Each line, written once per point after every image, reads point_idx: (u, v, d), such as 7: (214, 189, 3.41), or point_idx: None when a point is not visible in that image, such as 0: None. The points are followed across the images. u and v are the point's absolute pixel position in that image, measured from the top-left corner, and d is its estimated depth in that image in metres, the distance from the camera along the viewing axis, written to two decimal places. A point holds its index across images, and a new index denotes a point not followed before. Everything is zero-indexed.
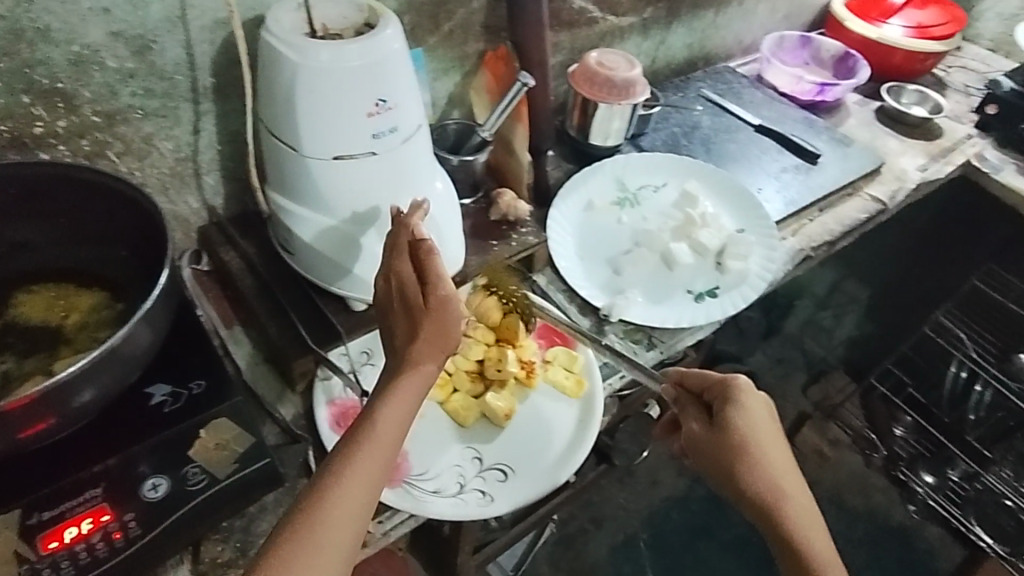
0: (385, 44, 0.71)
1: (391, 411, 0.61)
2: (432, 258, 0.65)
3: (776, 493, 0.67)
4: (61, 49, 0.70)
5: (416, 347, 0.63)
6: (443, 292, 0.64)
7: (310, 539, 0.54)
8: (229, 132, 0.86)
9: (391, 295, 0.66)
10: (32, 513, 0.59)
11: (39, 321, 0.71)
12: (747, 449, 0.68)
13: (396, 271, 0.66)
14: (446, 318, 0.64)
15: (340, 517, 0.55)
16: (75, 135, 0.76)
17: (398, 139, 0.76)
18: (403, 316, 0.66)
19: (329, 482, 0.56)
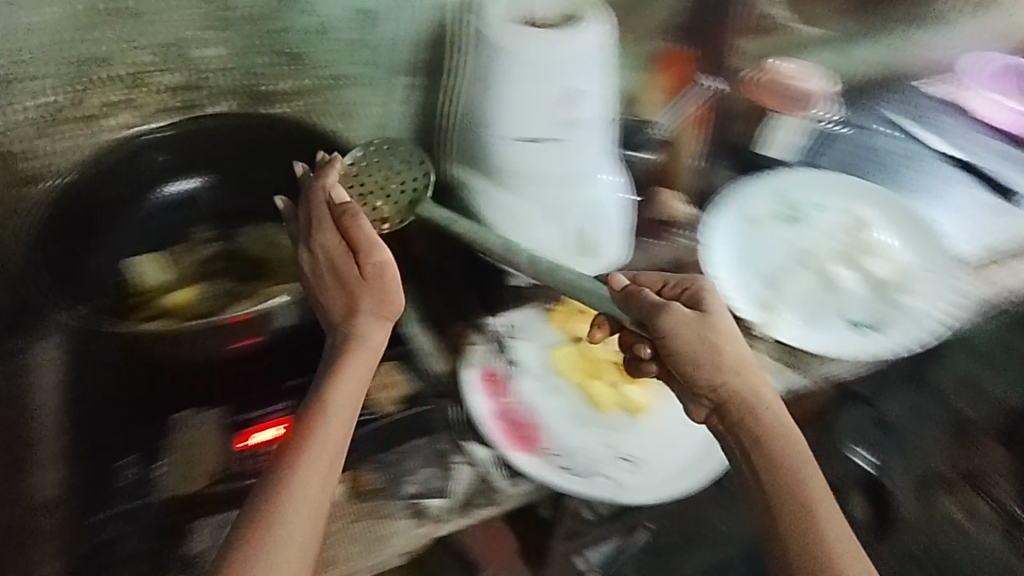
0: (587, 38, 0.75)
1: (350, 375, 0.64)
2: (355, 223, 0.70)
3: (739, 381, 0.68)
4: (304, 18, 0.81)
5: (363, 319, 0.68)
6: (377, 258, 0.69)
7: (277, 513, 0.55)
8: (423, 107, 0.94)
9: (311, 268, 0.71)
10: (238, 413, 0.71)
11: (253, 258, 0.82)
12: (710, 342, 0.70)
13: (320, 244, 0.71)
14: (380, 287, 0.69)
15: (307, 484, 0.57)
16: (297, 96, 0.85)
17: (581, 127, 0.80)
18: (337, 286, 0.70)
19: (303, 455, 0.59)
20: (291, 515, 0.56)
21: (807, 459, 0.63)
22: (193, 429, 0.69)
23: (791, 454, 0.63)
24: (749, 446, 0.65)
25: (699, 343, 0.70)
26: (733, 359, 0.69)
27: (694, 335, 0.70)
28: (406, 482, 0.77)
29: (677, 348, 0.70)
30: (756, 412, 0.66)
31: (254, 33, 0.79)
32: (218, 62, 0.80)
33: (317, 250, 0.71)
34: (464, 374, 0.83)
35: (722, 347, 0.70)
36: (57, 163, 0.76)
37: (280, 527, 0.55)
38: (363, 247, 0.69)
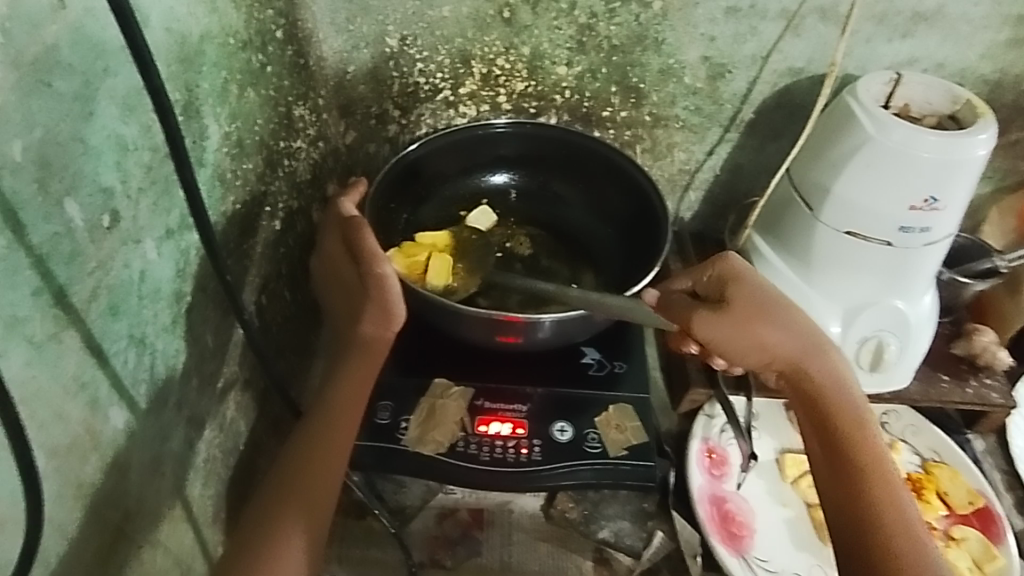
0: (974, 149, 0.66)
1: (349, 380, 0.65)
2: (364, 233, 0.66)
3: (817, 367, 0.64)
4: (661, 59, 0.82)
5: (365, 327, 0.66)
6: (380, 269, 0.64)
7: (290, 527, 0.58)
8: (735, 164, 0.91)
9: (330, 273, 0.68)
10: (479, 397, 0.75)
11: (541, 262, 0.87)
12: (748, 321, 0.64)
13: (331, 261, 0.68)
14: (382, 297, 0.65)
15: (320, 488, 0.60)
16: (624, 126, 0.88)
17: (923, 241, 0.71)
18: (347, 294, 0.67)
19: (302, 475, 0.60)
20: (298, 524, 0.58)
21: (856, 425, 0.62)
22: (444, 397, 0.74)
23: (858, 463, 0.60)
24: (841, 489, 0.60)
25: (745, 328, 0.64)
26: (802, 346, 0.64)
27: (746, 318, 0.64)
28: (600, 525, 0.75)
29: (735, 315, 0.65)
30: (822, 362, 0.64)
31: (611, 62, 0.83)
32: (570, 80, 0.85)
33: (336, 265, 0.68)
34: (689, 441, 0.80)
35: (760, 316, 0.65)
36: (414, 130, 0.90)
37: (286, 539, 0.58)
38: (365, 258, 0.65)
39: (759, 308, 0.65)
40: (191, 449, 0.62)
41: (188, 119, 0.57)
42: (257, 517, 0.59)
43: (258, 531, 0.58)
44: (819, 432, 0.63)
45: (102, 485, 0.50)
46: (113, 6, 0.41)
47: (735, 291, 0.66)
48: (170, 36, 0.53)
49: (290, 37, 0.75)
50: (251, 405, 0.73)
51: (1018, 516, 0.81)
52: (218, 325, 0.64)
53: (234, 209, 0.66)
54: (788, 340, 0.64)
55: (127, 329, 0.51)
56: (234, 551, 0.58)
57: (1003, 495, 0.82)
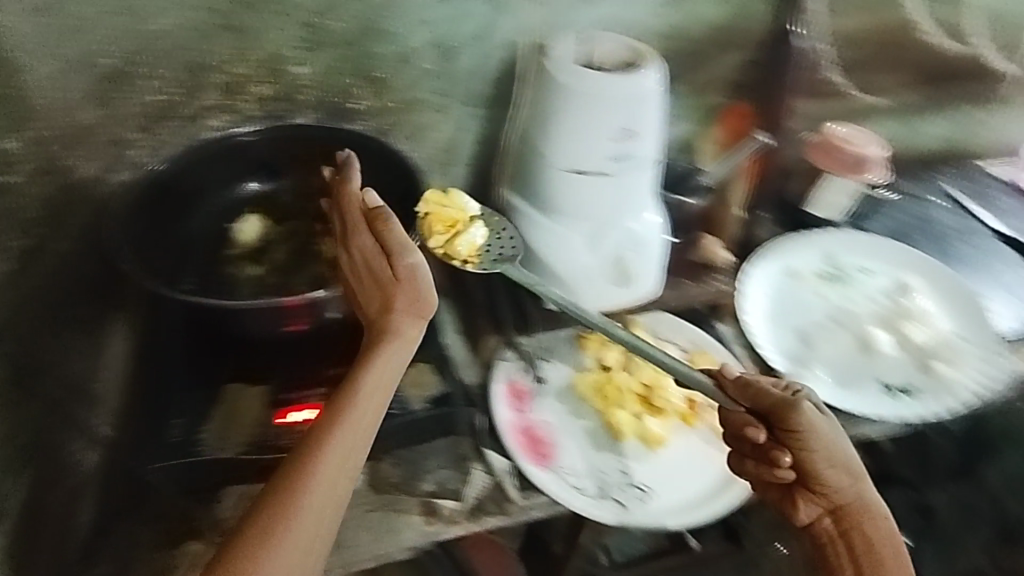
0: (645, 84, 0.79)
1: (377, 369, 0.66)
2: (390, 230, 0.70)
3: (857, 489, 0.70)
4: (391, 47, 0.88)
5: (396, 318, 0.68)
6: (411, 259, 0.69)
7: (305, 491, 0.60)
8: (487, 135, 1.00)
9: (360, 264, 0.71)
10: (277, 391, 0.77)
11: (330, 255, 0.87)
12: (827, 452, 0.68)
13: (359, 246, 0.71)
14: (412, 288, 0.69)
15: (338, 458, 0.62)
16: (376, 114, 0.93)
17: (631, 166, 0.84)
18: (375, 285, 0.70)
19: (314, 457, 0.61)
20: (319, 485, 0.61)
21: (876, 535, 0.69)
22: (244, 398, 0.77)
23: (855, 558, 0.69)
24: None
25: (833, 455, 0.68)
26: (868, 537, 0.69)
27: (827, 450, 0.68)
28: (424, 479, 0.80)
29: (814, 442, 0.67)
30: (863, 487, 0.70)
31: (345, 55, 0.88)
32: (309, 78, 0.88)
33: (370, 258, 0.70)
34: (490, 385, 0.87)
35: (825, 441, 0.68)
36: (160, 150, 0.86)
37: (299, 503, 0.59)
38: (393, 249, 0.69)
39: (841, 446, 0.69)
40: None
41: None
42: (264, 493, 0.61)
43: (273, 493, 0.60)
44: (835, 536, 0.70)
45: None
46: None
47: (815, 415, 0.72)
48: None
49: None
50: None
51: (760, 377, 0.95)
52: None
53: None
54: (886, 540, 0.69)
55: None
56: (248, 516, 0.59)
57: (744, 361, 0.97)
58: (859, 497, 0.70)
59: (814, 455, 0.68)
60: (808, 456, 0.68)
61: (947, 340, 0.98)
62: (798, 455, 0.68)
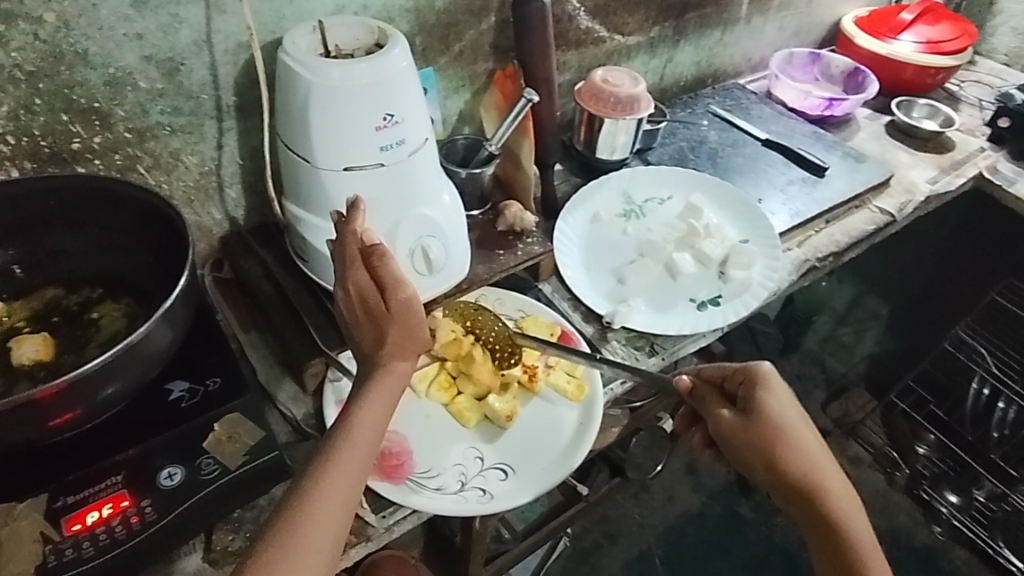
0: (394, 63, 0.75)
1: (370, 407, 0.65)
2: (385, 260, 0.67)
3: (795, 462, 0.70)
4: (97, 71, 0.75)
5: (388, 351, 0.68)
6: (404, 294, 0.66)
7: (297, 540, 0.57)
8: (251, 148, 0.92)
9: (360, 306, 0.69)
10: (58, 497, 0.64)
11: (106, 330, 0.76)
12: (770, 437, 0.70)
13: (355, 282, 0.69)
14: (407, 323, 0.68)
15: (325, 503, 0.59)
16: (108, 151, 0.81)
17: (405, 151, 0.79)
18: (368, 320, 0.69)
19: (306, 499, 0.59)
20: (305, 532, 0.58)
21: (831, 490, 0.70)
22: (11, 520, 0.62)
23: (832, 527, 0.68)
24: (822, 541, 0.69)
25: (764, 436, 0.70)
26: (752, 450, 0.71)
27: (765, 439, 0.70)
28: None
29: (751, 434, 0.71)
30: (794, 455, 0.70)
31: (40, 91, 0.73)
32: (3, 124, 0.73)
33: (365, 296, 0.68)
34: (324, 412, 0.83)
35: (759, 432, 0.71)
36: None
37: (292, 550, 0.56)
38: (391, 281, 0.66)
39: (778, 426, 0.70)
40: None
41: None
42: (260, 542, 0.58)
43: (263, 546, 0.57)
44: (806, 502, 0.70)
45: None
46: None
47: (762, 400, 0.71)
48: None
49: None
50: None
51: (587, 325, 0.99)
52: None
53: None
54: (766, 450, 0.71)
55: None
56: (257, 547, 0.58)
57: (572, 314, 1.00)
58: (819, 462, 0.71)
59: (745, 442, 0.71)
60: (740, 445, 0.72)
61: (737, 245, 1.07)
62: (729, 445, 0.73)
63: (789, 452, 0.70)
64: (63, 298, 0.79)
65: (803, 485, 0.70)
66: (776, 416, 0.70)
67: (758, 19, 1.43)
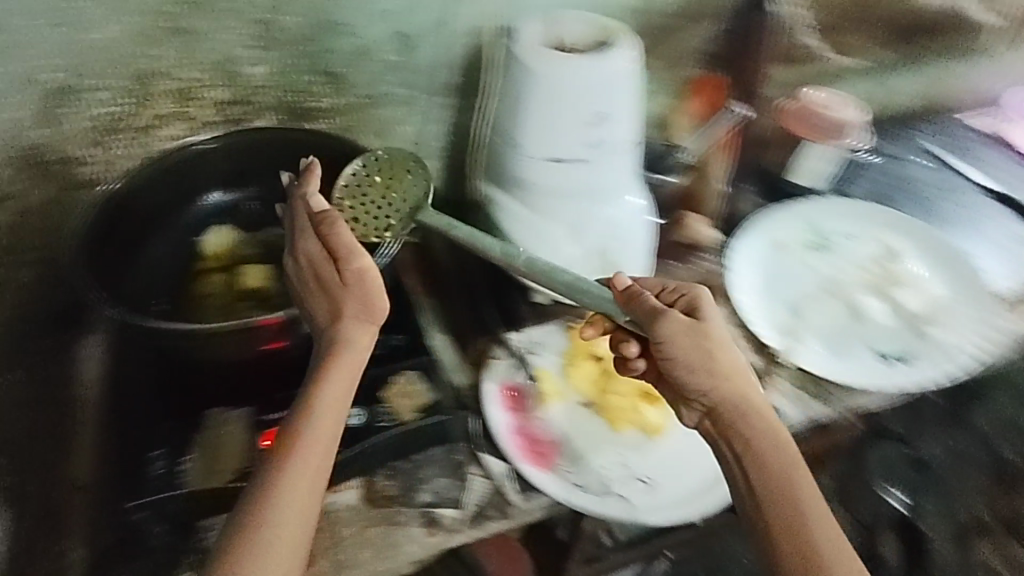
0: (616, 63, 0.76)
1: (331, 384, 0.64)
2: (334, 227, 0.68)
3: (730, 387, 0.68)
4: (348, 39, 0.84)
5: (347, 324, 0.67)
6: (359, 264, 0.67)
7: (270, 514, 0.57)
8: (455, 126, 0.97)
9: (308, 279, 0.69)
10: (262, 412, 0.73)
11: (315, 275, 0.85)
12: (706, 348, 0.68)
13: (306, 253, 0.69)
14: (363, 292, 0.67)
15: (298, 475, 0.59)
16: (339, 113, 0.89)
17: (608, 151, 0.80)
18: (325, 293, 0.68)
19: (271, 491, 0.59)
20: (272, 525, 0.57)
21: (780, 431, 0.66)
22: (224, 425, 0.72)
23: (785, 462, 0.64)
24: (740, 452, 0.65)
25: (700, 347, 0.68)
26: (703, 359, 0.68)
27: (703, 352, 0.68)
28: (420, 490, 0.77)
29: (692, 341, 0.68)
30: (718, 361, 0.68)
31: (300, 53, 0.83)
32: (265, 79, 0.84)
33: (319, 269, 0.68)
34: (483, 387, 0.85)
35: (710, 347, 0.69)
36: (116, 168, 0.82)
37: (267, 519, 0.57)
38: (343, 252, 0.67)
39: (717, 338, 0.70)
40: None
41: None
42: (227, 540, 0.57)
43: (241, 521, 0.57)
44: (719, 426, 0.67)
45: None
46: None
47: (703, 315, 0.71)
48: None
49: None
50: None
51: (750, 354, 0.93)
52: None
53: None
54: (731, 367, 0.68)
55: None
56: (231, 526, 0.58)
57: (737, 340, 0.95)
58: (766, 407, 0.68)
59: (677, 364, 0.69)
60: (671, 349, 0.69)
61: (938, 303, 0.97)
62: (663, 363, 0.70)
63: (733, 377, 0.68)
64: (280, 238, 0.88)
65: (741, 409, 0.67)
66: (716, 330, 0.70)
67: (999, 53, 1.29)
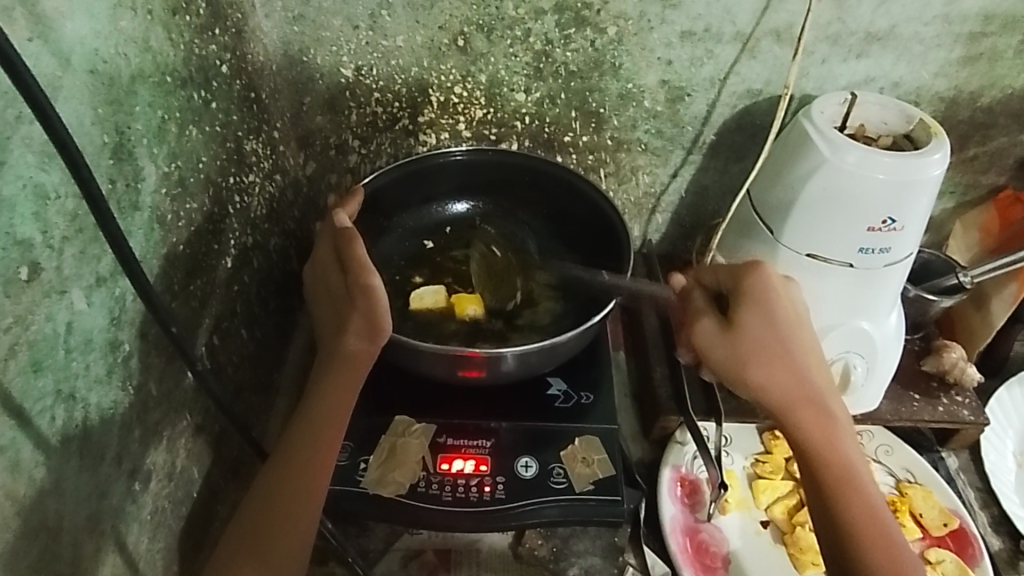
0: (926, 169, 0.66)
1: (328, 397, 0.62)
2: (352, 242, 0.65)
3: (802, 414, 0.63)
4: (619, 83, 0.82)
5: (346, 339, 0.63)
6: (371, 281, 0.63)
7: (275, 531, 0.59)
8: (699, 185, 0.91)
9: (318, 282, 0.67)
10: (441, 434, 0.73)
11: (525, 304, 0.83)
12: (772, 357, 0.63)
13: (318, 253, 0.68)
14: (369, 310, 0.62)
15: (306, 495, 0.60)
16: (586, 150, 0.88)
17: (883, 262, 0.70)
18: (333, 302, 0.65)
19: (261, 511, 0.59)
20: (267, 549, 0.58)
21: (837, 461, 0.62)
22: (405, 435, 0.73)
23: (858, 519, 0.60)
24: (830, 483, 0.61)
25: (764, 353, 0.63)
26: (796, 391, 0.63)
27: (768, 357, 0.63)
28: (571, 562, 0.72)
29: (743, 335, 0.63)
30: (818, 415, 0.63)
31: (569, 88, 0.82)
32: (529, 106, 0.84)
33: (326, 274, 0.66)
34: (660, 470, 0.80)
35: (761, 360, 0.62)
36: (375, 160, 0.88)
37: (271, 538, 0.58)
38: (353, 267, 0.64)
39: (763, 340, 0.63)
40: (134, 503, 0.60)
41: (120, 161, 0.53)
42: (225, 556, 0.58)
43: (244, 542, 0.58)
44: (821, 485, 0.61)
45: (30, 552, 0.47)
46: (13, 78, 0.38)
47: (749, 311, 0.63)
48: (96, 78, 0.50)
49: (237, 71, 0.73)
50: (204, 450, 0.70)
51: (994, 535, 0.79)
52: (163, 372, 0.62)
53: (177, 251, 0.62)
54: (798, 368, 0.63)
55: (52, 385, 0.48)
56: (233, 534, 0.59)
57: (977, 513, 0.81)
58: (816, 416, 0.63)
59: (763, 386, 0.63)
60: (751, 370, 0.63)
61: None
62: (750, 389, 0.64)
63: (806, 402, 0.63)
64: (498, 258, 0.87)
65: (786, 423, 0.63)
66: (777, 334, 0.63)
67: None
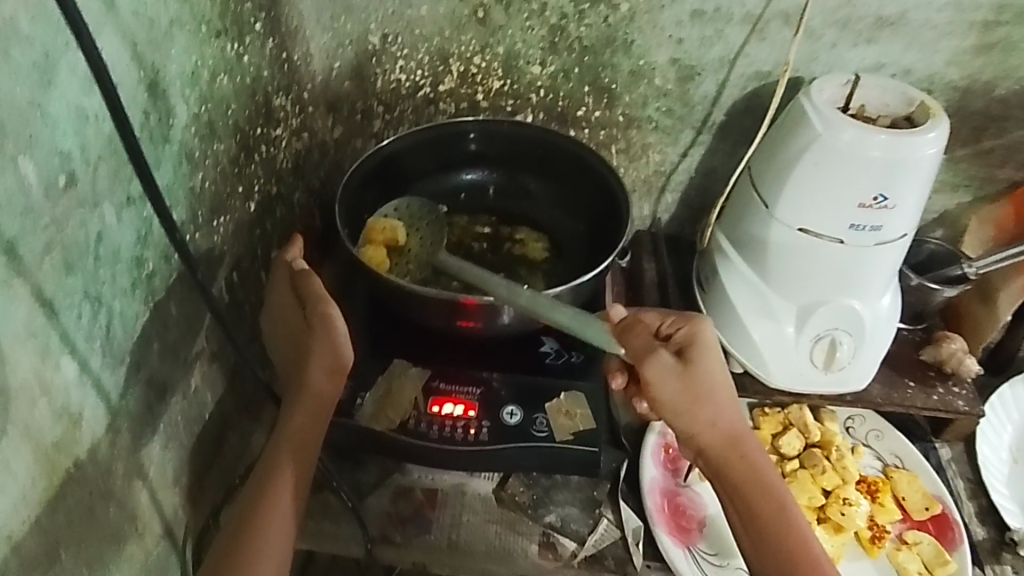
0: (921, 147, 0.67)
1: (299, 426, 0.65)
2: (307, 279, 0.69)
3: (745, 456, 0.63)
4: (631, 59, 0.85)
5: (310, 368, 0.66)
6: (330, 311, 0.66)
7: (262, 555, 0.60)
8: (708, 167, 0.93)
9: (278, 323, 0.70)
10: (433, 378, 0.77)
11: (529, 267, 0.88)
12: (699, 393, 0.62)
13: (274, 293, 0.71)
14: (329, 339, 0.66)
15: (283, 515, 0.61)
16: (598, 126, 0.91)
17: (874, 239, 0.71)
18: (293, 338, 0.68)
19: (236, 538, 0.60)
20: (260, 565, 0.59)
21: (772, 495, 0.62)
22: (401, 376, 0.77)
23: (788, 540, 0.61)
24: (756, 509, 0.62)
25: (694, 392, 0.62)
26: (726, 428, 0.64)
27: (691, 399, 0.62)
28: (549, 510, 0.76)
29: (687, 382, 0.62)
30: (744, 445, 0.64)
31: (582, 63, 0.86)
32: (544, 80, 0.88)
33: (283, 315, 0.69)
34: (645, 435, 0.83)
35: (703, 398, 0.62)
36: (398, 127, 0.94)
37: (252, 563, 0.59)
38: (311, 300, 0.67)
39: (702, 380, 0.63)
40: (149, 411, 0.66)
41: (155, 97, 0.60)
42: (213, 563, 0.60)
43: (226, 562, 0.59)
44: (742, 512, 0.63)
45: (52, 430, 0.54)
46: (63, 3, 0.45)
47: (693, 353, 0.65)
48: (138, 20, 0.57)
49: (271, 31, 0.79)
50: (217, 378, 0.77)
51: (979, 525, 0.79)
52: (183, 297, 0.68)
53: (202, 187, 0.68)
54: (718, 420, 0.63)
55: (82, 286, 0.54)
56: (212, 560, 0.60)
57: (964, 502, 0.81)
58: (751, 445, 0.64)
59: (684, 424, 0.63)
60: (665, 408, 0.63)
61: None
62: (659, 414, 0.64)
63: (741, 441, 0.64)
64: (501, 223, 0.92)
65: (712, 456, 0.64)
66: (709, 374, 0.63)
67: None
